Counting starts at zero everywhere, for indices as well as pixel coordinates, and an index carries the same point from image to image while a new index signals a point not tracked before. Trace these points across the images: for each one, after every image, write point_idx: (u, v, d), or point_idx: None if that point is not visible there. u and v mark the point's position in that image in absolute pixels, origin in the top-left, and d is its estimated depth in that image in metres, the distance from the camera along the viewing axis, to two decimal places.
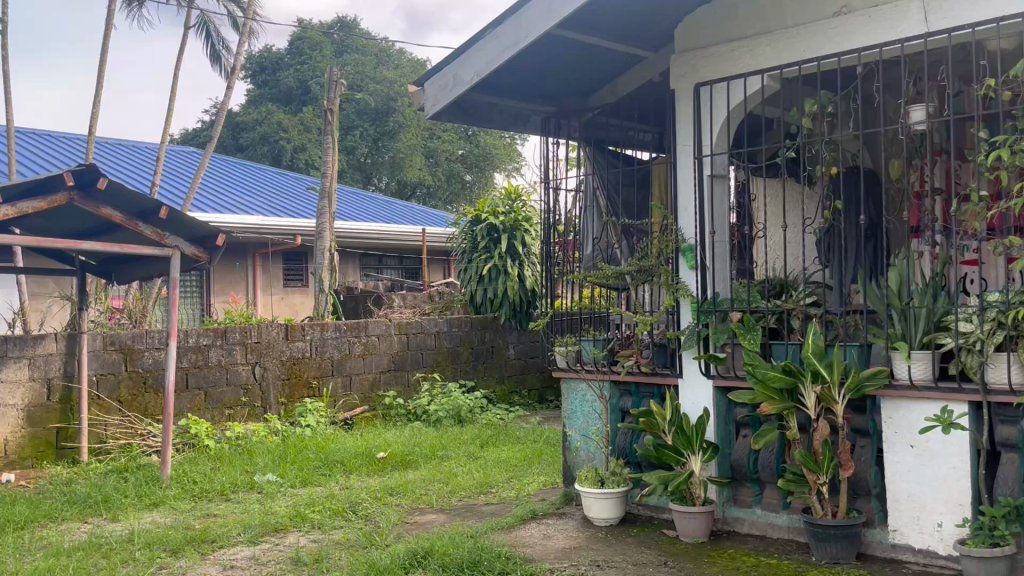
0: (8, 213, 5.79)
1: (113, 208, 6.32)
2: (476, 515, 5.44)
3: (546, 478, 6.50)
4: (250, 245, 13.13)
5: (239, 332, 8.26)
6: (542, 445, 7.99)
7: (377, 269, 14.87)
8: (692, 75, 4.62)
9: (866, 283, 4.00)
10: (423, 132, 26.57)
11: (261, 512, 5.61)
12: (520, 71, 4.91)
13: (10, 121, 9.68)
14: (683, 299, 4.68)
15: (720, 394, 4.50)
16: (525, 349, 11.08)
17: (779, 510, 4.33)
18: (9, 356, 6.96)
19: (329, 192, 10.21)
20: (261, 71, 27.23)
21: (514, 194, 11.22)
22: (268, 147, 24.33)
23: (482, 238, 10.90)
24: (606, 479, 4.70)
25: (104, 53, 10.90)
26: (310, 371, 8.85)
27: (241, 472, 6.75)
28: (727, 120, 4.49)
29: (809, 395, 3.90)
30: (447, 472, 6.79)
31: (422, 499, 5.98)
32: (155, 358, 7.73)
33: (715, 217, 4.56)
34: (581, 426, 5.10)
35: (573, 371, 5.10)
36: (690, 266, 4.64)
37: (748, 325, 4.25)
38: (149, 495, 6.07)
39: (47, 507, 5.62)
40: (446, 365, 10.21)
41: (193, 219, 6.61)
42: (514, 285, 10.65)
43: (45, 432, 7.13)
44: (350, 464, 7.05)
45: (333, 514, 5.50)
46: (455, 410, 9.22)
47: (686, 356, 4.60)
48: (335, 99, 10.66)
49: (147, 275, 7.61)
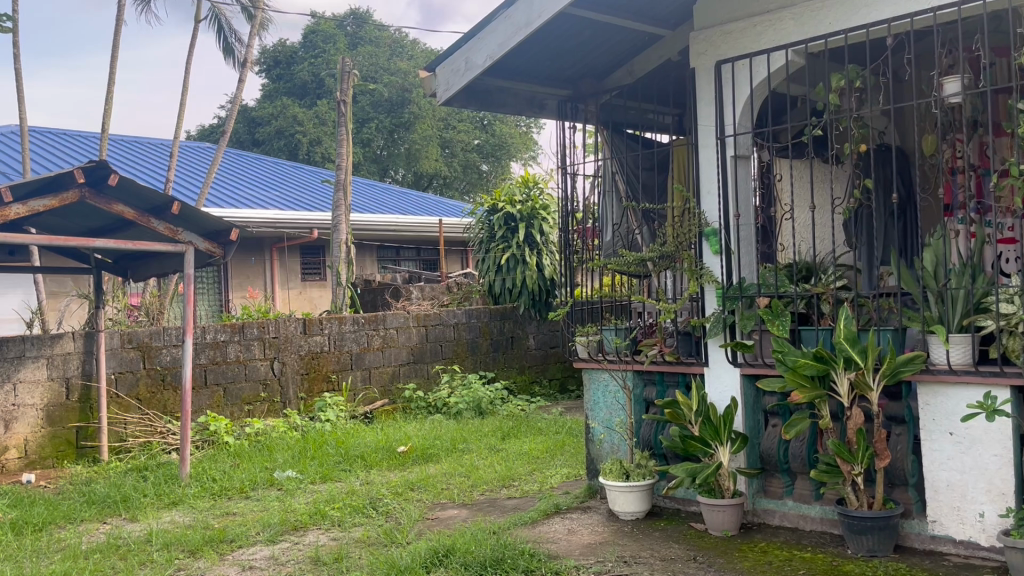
0: (20, 212, 5.72)
1: (125, 204, 6.24)
2: (498, 510, 5.34)
3: (569, 470, 6.39)
4: (266, 239, 13.10)
5: (257, 327, 8.18)
6: (564, 436, 7.86)
7: (394, 261, 14.79)
8: (712, 52, 4.46)
9: (899, 265, 3.83)
10: (439, 122, 26.44)
11: (281, 510, 5.54)
12: (534, 53, 4.76)
13: (23, 119, 9.65)
14: (708, 285, 4.52)
15: (748, 382, 4.35)
16: (546, 339, 10.95)
17: (811, 501, 4.17)
18: (27, 356, 6.92)
19: (344, 184, 10.10)
20: (275, 66, 27.18)
21: (531, 181, 11.02)
22: (284, 141, 24.33)
23: (499, 227, 10.77)
24: (631, 471, 4.59)
25: (115, 49, 10.83)
26: (329, 365, 8.79)
27: (261, 469, 6.68)
28: (750, 98, 4.32)
29: (842, 382, 3.75)
30: (468, 466, 6.69)
31: (444, 493, 5.87)
32: (173, 356, 7.68)
33: (740, 198, 4.40)
34: (604, 418, 4.97)
35: (595, 362, 4.93)
36: (714, 251, 4.45)
37: (776, 311, 4.10)
38: (168, 495, 6.01)
39: (66, 508, 5.57)
40: (466, 357, 10.10)
41: (204, 212, 6.53)
42: (532, 273, 10.54)
43: (65, 431, 7.10)
44: (371, 459, 6.97)
45: (353, 511, 5.41)
46: (475, 402, 9.14)
47: (711, 344, 4.45)
48: (348, 90, 10.52)
49: (162, 272, 7.54)
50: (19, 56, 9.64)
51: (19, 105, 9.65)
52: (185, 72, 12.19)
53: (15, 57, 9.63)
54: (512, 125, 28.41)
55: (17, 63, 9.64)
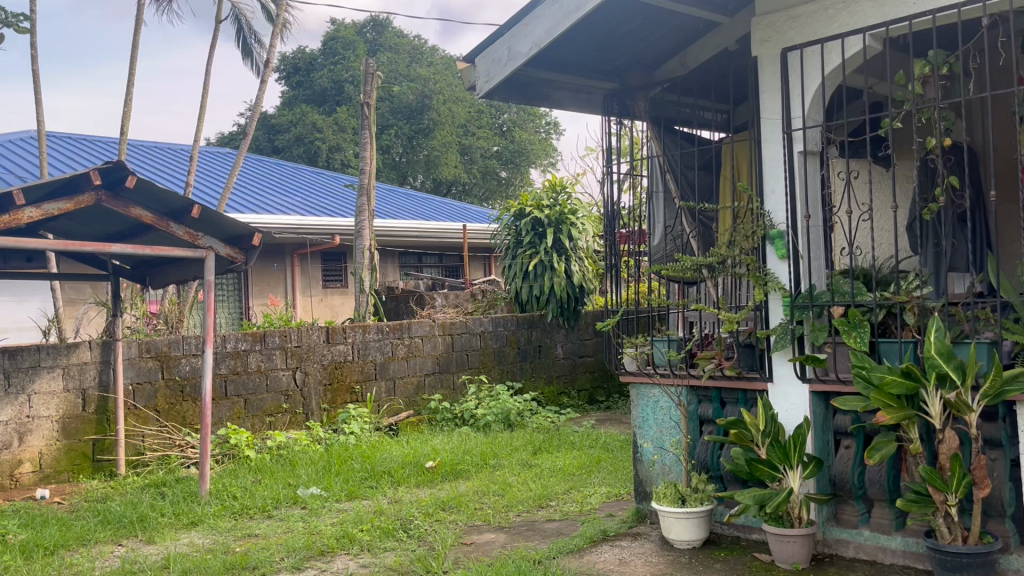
0: (34, 216, 5.47)
1: (143, 207, 5.95)
2: (539, 534, 4.97)
3: (609, 489, 6.01)
4: (288, 245, 12.82)
5: (278, 336, 7.87)
6: (599, 451, 7.47)
7: (416, 267, 14.47)
8: (777, 39, 4.06)
9: (999, 272, 3.44)
10: (459, 128, 26.12)
11: (306, 532, 5.21)
12: (580, 42, 4.40)
13: (39, 121, 9.39)
14: (772, 294, 4.10)
15: (818, 401, 3.96)
16: (574, 348, 10.57)
17: (891, 532, 3.78)
18: (43, 366, 6.64)
19: (368, 188, 9.76)
20: (294, 73, 27.05)
21: (558, 184, 10.64)
22: (303, 147, 24.13)
23: (527, 232, 10.41)
24: (687, 496, 4.21)
25: (134, 52, 10.58)
26: (353, 375, 8.46)
27: (284, 486, 6.34)
28: (820, 88, 3.93)
29: (934, 401, 3.37)
30: (501, 483, 6.32)
31: (478, 514, 5.51)
32: (193, 365, 7.37)
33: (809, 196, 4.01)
34: (655, 437, 4.60)
35: (643, 375, 4.59)
36: (780, 256, 4.06)
37: (853, 321, 3.72)
38: (187, 514, 5.67)
39: (80, 529, 5.24)
40: (493, 367, 9.75)
41: (226, 216, 6.20)
42: (561, 280, 10.14)
43: (81, 444, 6.81)
44: (398, 475, 6.61)
45: (383, 533, 5.06)
46: (504, 414, 8.76)
47: (776, 358, 4.07)
48: (372, 93, 10.19)
49: (183, 278, 7.24)
50: (37, 57, 9.37)
51: (36, 107, 9.39)
52: (205, 75, 11.93)
53: (32, 58, 9.36)
54: (532, 131, 28.14)
55: (34, 64, 9.38)
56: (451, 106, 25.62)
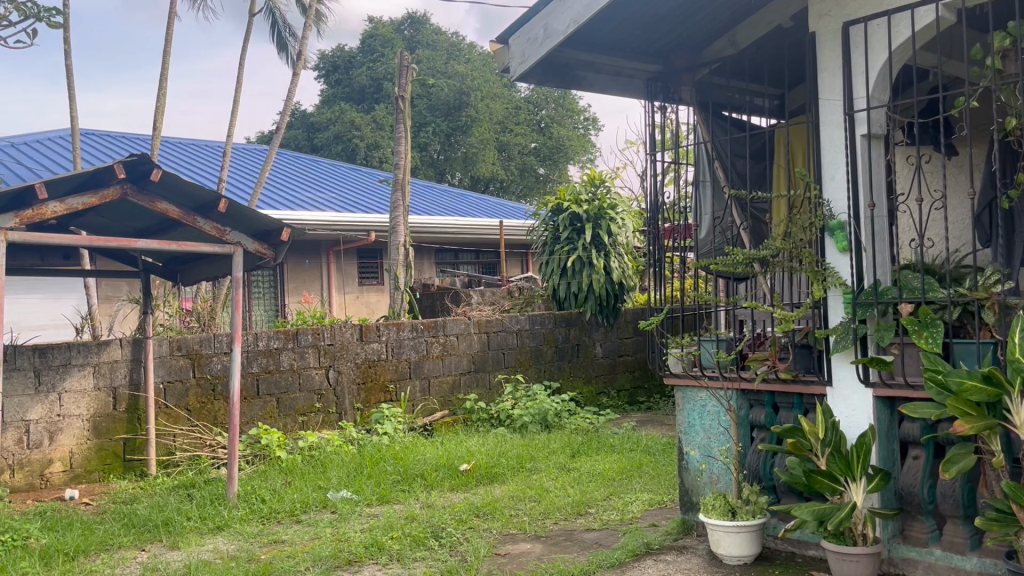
0: (58, 211, 5.32)
1: (170, 202, 5.78)
2: (578, 545, 4.69)
3: (651, 496, 5.72)
4: (323, 242, 12.69)
5: (311, 333, 7.69)
6: (640, 455, 7.15)
7: (453, 264, 14.27)
8: (838, 11, 3.73)
9: None
10: (497, 125, 25.90)
11: (334, 539, 5.00)
12: (623, 21, 4.10)
13: (73, 117, 9.33)
14: (832, 289, 3.78)
15: (882, 406, 3.63)
16: (614, 347, 10.24)
17: (965, 552, 3.44)
18: (73, 364, 6.52)
19: (403, 184, 9.55)
20: (333, 71, 27.04)
21: (597, 178, 10.33)
22: (342, 146, 24.10)
23: (565, 227, 10.13)
24: (738, 509, 3.89)
25: (167, 46, 10.50)
26: (387, 374, 8.25)
27: (313, 489, 6.14)
28: (887, 64, 3.59)
29: (1019, 410, 3.02)
30: (537, 488, 6.04)
31: (513, 522, 5.24)
32: (224, 364, 7.20)
33: (873, 184, 3.67)
34: (702, 443, 4.30)
35: (690, 378, 4.31)
36: (840, 249, 3.72)
37: (924, 319, 3.38)
38: (214, 517, 5.49)
39: (103, 533, 5.09)
40: (530, 366, 9.48)
41: (253, 211, 5.99)
42: (600, 277, 9.84)
43: (111, 443, 6.69)
44: (431, 478, 6.38)
45: (414, 542, 4.82)
46: (541, 414, 8.48)
47: (837, 359, 3.74)
48: (407, 85, 9.97)
49: (214, 274, 7.08)
50: (71, 52, 9.29)
51: (69, 102, 9.32)
52: (239, 69, 11.82)
53: (66, 53, 9.30)
54: (570, 127, 27.86)
55: (67, 59, 9.30)
56: (489, 102, 25.38)
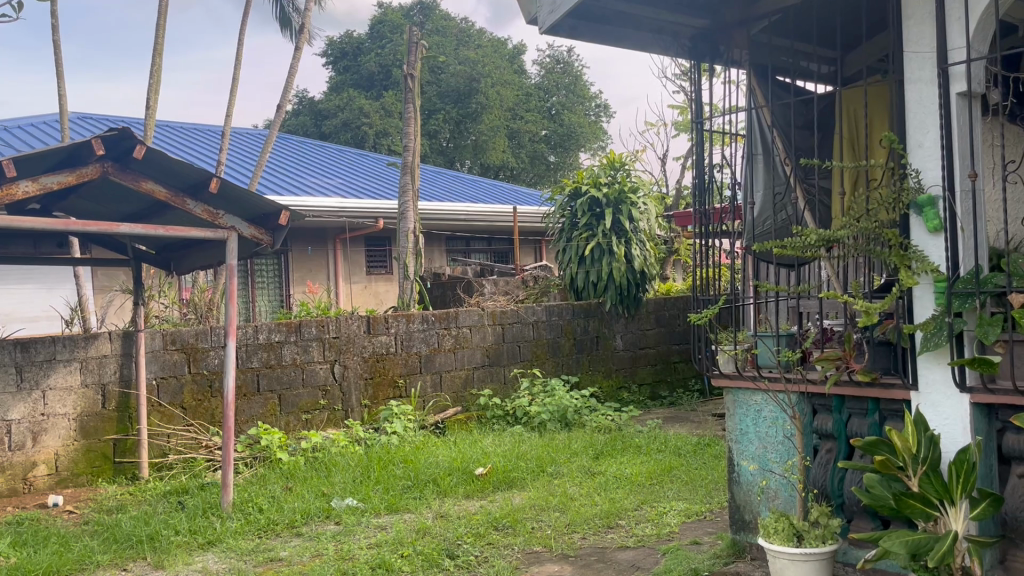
0: (30, 190, 4.76)
1: (156, 181, 5.24)
2: (613, 568, 4.13)
3: (687, 506, 5.16)
4: (329, 229, 12.14)
5: (315, 325, 7.15)
6: (670, 457, 6.56)
7: (464, 252, 13.73)
8: None
9: None
10: (508, 112, 25.24)
11: (337, 557, 4.46)
12: None
13: (63, 95, 8.79)
14: (920, 279, 3.19)
15: (980, 414, 3.05)
16: (634, 339, 9.67)
17: None
18: (58, 360, 6.00)
19: (412, 167, 8.96)
20: (341, 57, 26.41)
21: (617, 160, 9.61)
22: (350, 133, 23.51)
23: (583, 213, 9.45)
24: (804, 533, 3.31)
25: (161, 22, 9.94)
26: (396, 369, 7.70)
27: (315, 496, 5.58)
28: (992, 8, 2.98)
29: None
30: (561, 496, 5.48)
31: (537, 538, 4.68)
32: (220, 359, 6.66)
33: (975, 152, 3.07)
34: (756, 453, 3.76)
35: (745, 379, 3.75)
36: (931, 229, 3.13)
37: None
38: (204, 531, 4.94)
39: (80, 550, 4.58)
40: (547, 359, 8.92)
41: (248, 192, 5.40)
42: (620, 265, 9.25)
43: (101, 445, 6.17)
44: (444, 484, 5.82)
45: (426, 563, 4.27)
46: (560, 411, 7.92)
47: (925, 360, 3.17)
48: (415, 63, 9.35)
49: (209, 262, 6.55)
50: (58, 27, 8.75)
51: (57, 80, 8.78)
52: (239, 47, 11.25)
53: (52, 28, 8.75)
54: (581, 114, 27.36)
55: (55, 34, 8.76)
56: (500, 88, 24.66)
